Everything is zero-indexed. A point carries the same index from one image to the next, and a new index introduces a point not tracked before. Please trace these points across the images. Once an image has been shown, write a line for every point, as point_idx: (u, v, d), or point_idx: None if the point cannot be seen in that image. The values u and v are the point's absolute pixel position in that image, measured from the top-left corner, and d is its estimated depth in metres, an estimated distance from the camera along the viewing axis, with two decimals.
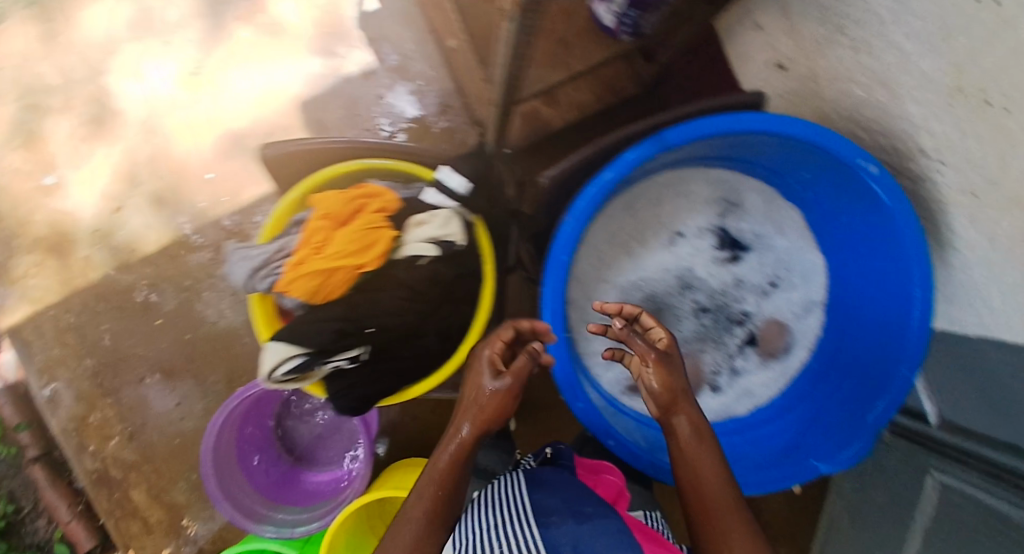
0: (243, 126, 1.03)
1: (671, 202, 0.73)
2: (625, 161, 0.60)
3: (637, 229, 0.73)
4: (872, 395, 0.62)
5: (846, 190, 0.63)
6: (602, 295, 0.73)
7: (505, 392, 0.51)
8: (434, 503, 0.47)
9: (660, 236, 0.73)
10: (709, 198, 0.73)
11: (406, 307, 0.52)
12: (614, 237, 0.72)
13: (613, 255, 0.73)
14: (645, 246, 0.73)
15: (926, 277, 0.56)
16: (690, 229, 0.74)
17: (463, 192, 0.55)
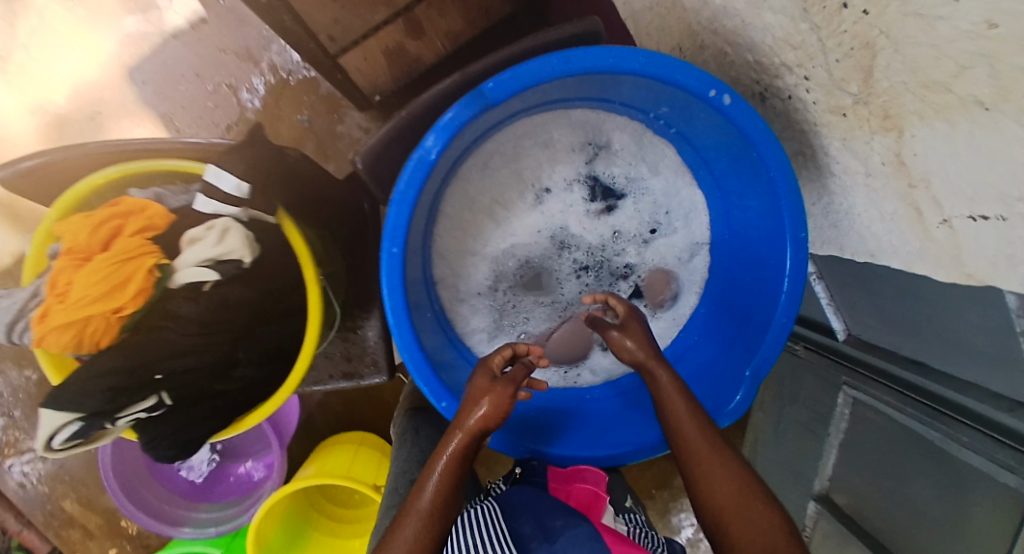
0: (63, 109, 0.89)
1: (532, 158, 0.65)
2: (445, 125, 0.50)
3: (499, 194, 0.65)
4: (751, 343, 0.59)
5: (715, 124, 0.55)
6: (471, 270, 0.67)
7: (507, 395, 0.52)
8: (434, 501, 0.48)
9: (527, 196, 0.66)
10: (574, 146, 0.66)
11: (202, 341, 0.44)
12: (473, 206, 0.64)
13: (477, 224, 0.65)
14: (510, 209, 0.66)
15: (797, 213, 0.53)
16: (560, 183, 0.67)
17: (242, 195, 0.45)
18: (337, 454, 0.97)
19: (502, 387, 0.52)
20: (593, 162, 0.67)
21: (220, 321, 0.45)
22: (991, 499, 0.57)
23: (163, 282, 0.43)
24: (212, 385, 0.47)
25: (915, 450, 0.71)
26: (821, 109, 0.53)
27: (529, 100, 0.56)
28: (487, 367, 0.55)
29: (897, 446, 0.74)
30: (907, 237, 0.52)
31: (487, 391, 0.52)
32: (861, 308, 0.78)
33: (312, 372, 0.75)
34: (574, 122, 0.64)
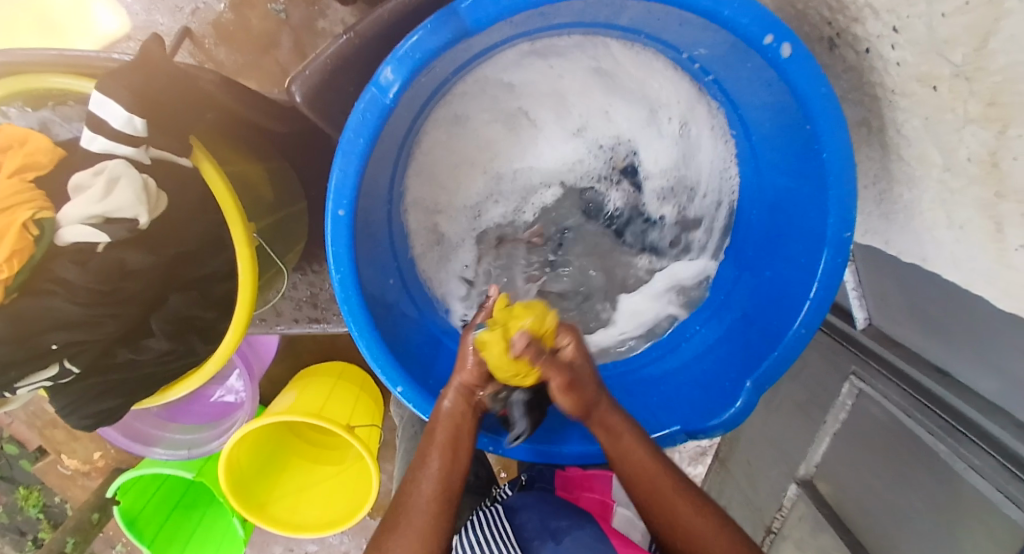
0: None
1: (578, 84, 0.55)
2: (408, 56, 0.37)
3: (539, 109, 0.57)
4: (762, 349, 0.50)
5: (772, 86, 0.42)
6: (469, 187, 0.59)
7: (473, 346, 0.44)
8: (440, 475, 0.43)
9: (566, 128, 0.59)
10: (643, 111, 0.56)
11: (103, 309, 0.38)
12: (501, 114, 0.56)
13: (495, 136, 0.58)
14: (545, 136, 0.60)
15: (844, 210, 0.42)
16: (612, 137, 0.60)
17: (132, 131, 0.35)
18: (315, 387, 0.96)
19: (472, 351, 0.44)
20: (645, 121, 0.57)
21: (127, 284, 0.38)
22: (987, 526, 0.51)
23: (47, 240, 0.36)
24: (124, 352, 0.41)
25: (915, 456, 0.64)
26: (905, 71, 0.41)
27: (530, 22, 0.43)
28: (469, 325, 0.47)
29: (893, 447, 0.67)
30: (973, 252, 0.41)
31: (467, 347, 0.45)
32: (892, 298, 0.69)
33: (275, 314, 0.70)
34: (657, 88, 0.53)
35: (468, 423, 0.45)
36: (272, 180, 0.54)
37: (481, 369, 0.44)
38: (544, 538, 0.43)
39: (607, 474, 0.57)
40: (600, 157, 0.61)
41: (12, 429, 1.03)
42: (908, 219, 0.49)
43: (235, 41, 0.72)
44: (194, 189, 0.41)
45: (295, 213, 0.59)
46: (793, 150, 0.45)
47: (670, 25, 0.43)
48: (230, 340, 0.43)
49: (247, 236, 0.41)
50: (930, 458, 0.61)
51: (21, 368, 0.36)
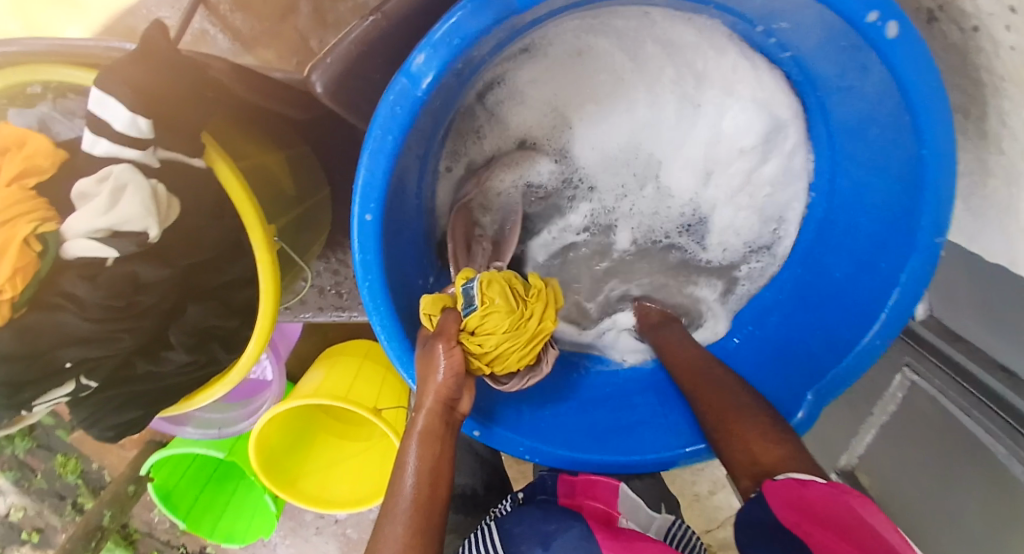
0: None
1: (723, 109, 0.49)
2: (443, 45, 0.32)
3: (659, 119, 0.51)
4: (825, 360, 0.46)
5: (865, 72, 0.36)
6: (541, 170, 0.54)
7: (451, 338, 0.41)
8: (416, 499, 0.39)
9: (684, 148, 0.53)
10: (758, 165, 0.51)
11: (118, 325, 0.35)
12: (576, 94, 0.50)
13: (590, 131, 0.52)
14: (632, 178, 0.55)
15: (939, 214, 0.37)
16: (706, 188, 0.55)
17: (143, 133, 0.32)
18: (341, 366, 0.95)
19: (466, 344, 0.41)
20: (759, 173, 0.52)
21: (142, 298, 0.35)
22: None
23: (53, 254, 0.33)
24: (143, 365, 0.39)
25: (968, 460, 0.60)
26: (1014, 59, 0.35)
27: None
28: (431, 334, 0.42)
29: (942, 446, 0.65)
30: None
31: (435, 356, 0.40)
32: (964, 296, 0.63)
33: (300, 303, 0.67)
34: (763, 153, 0.50)
35: (445, 448, 0.41)
36: (293, 170, 0.50)
37: (453, 378, 0.40)
38: (534, 542, 0.44)
39: (615, 481, 0.51)
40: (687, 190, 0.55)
41: None
42: (1003, 224, 0.43)
43: (251, 6, 0.66)
44: (210, 190, 0.38)
45: (318, 202, 0.55)
46: (891, 160, 0.40)
47: (767, 9, 0.38)
48: (254, 352, 0.40)
49: (267, 241, 0.38)
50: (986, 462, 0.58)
51: (36, 387, 0.34)
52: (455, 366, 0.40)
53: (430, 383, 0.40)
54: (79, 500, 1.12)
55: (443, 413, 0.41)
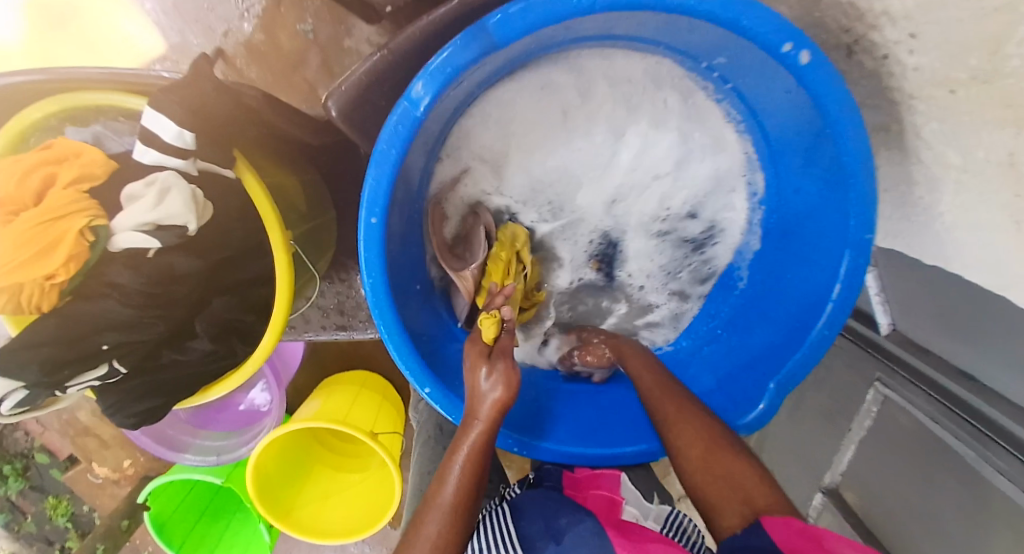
0: None
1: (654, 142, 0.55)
2: (438, 70, 0.39)
3: (589, 152, 0.56)
4: (782, 353, 0.52)
5: (791, 94, 0.43)
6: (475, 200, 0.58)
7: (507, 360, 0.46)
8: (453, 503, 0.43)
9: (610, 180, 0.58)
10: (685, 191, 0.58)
11: (152, 311, 0.40)
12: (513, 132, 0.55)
13: (521, 163, 0.57)
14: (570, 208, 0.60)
15: (865, 212, 0.43)
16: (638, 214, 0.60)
17: (184, 144, 0.37)
18: (340, 393, 0.98)
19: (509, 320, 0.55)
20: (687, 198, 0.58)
21: (175, 288, 0.40)
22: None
23: (101, 245, 0.38)
24: (168, 353, 0.43)
25: (944, 466, 0.63)
26: (925, 77, 0.42)
27: (549, 36, 0.45)
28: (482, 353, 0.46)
29: (924, 454, 0.67)
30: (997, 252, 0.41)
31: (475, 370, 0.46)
32: (918, 306, 0.68)
33: (304, 321, 0.72)
34: (680, 172, 0.57)
35: (487, 459, 0.45)
36: (305, 191, 0.56)
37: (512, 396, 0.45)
38: (547, 539, 0.43)
39: (615, 472, 0.57)
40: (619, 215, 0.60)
41: (46, 439, 1.04)
42: (931, 224, 0.49)
43: (266, 60, 0.75)
44: (236, 197, 0.43)
45: (325, 223, 0.61)
46: (822, 172, 0.46)
47: (702, 42, 0.45)
48: (267, 344, 0.45)
49: (283, 240, 0.42)
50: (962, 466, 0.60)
51: (74, 366, 0.39)
52: (513, 386, 0.45)
53: (484, 398, 0.45)
54: (67, 543, 1.12)
55: (491, 427, 0.45)
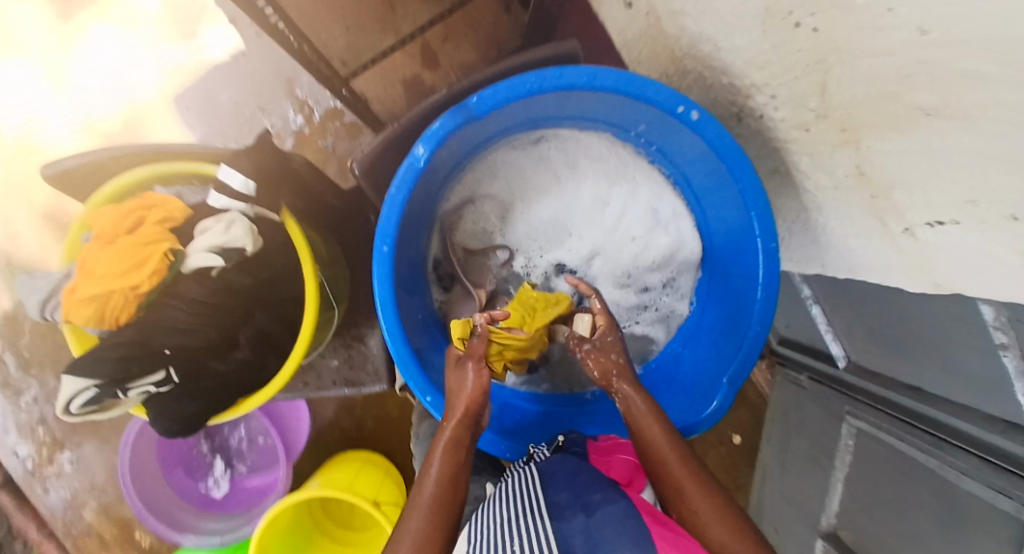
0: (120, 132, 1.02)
1: (600, 198, 0.70)
2: (433, 133, 0.54)
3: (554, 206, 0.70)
4: (729, 354, 0.61)
5: (694, 144, 0.58)
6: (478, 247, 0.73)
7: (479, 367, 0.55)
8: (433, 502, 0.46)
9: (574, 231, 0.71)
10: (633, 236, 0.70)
11: (207, 320, 0.50)
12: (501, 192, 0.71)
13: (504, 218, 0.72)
14: (555, 251, 0.72)
15: (767, 225, 0.55)
16: (599, 260, 0.72)
17: (247, 191, 0.50)
18: (341, 471, 0.98)
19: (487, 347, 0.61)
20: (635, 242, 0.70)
21: (225, 301, 0.51)
22: (996, 534, 0.58)
23: (177, 265, 0.48)
24: (213, 363, 0.52)
25: (919, 481, 0.70)
26: (787, 127, 0.56)
27: (512, 115, 0.61)
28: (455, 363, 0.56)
29: (899, 472, 0.74)
30: (892, 238, 0.51)
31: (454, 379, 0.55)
32: (857, 332, 0.78)
33: (317, 379, 0.77)
34: (652, 235, 0.70)
35: (466, 462, 0.51)
36: (329, 248, 0.68)
37: (478, 388, 0.54)
38: (575, 508, 0.43)
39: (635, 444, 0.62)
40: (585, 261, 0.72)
41: (44, 545, 1.03)
42: (835, 237, 0.60)
43: None
44: (278, 234, 0.55)
45: (342, 278, 0.72)
46: (729, 200, 0.60)
47: (622, 113, 0.61)
48: (293, 361, 0.53)
49: (314, 269, 0.54)
50: (933, 477, 0.67)
51: (140, 363, 0.47)
52: (482, 385, 0.54)
53: (459, 399, 0.53)
54: None
55: (467, 426, 0.52)
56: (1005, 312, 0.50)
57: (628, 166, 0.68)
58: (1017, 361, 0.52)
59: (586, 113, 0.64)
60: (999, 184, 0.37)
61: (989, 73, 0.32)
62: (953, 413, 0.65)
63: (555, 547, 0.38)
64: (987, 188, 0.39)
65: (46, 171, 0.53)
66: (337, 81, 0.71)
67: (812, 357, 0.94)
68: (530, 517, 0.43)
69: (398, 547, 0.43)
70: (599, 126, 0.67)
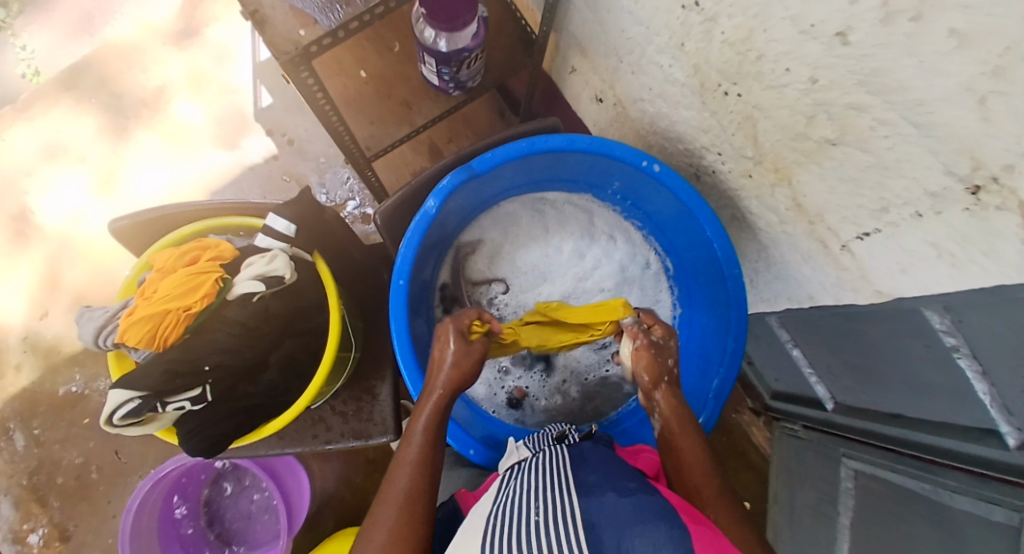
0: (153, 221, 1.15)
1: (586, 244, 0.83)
2: (443, 188, 0.67)
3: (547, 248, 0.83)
4: (715, 364, 0.72)
5: (658, 193, 0.72)
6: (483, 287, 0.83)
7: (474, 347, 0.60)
8: (422, 450, 0.51)
9: (567, 270, 0.82)
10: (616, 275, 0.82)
11: (246, 340, 0.57)
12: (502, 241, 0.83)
13: (507, 261, 0.84)
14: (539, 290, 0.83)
15: (729, 253, 0.67)
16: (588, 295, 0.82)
17: (289, 232, 0.62)
18: (342, 542, 0.95)
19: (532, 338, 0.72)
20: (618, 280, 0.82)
21: (264, 324, 0.58)
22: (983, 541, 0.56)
23: (225, 293, 0.56)
24: (244, 386, 0.58)
25: (919, 511, 0.68)
26: (735, 176, 0.70)
27: (508, 175, 0.74)
28: (443, 336, 0.60)
29: (896, 504, 0.73)
30: (838, 256, 0.61)
31: (446, 343, 0.59)
32: (836, 370, 0.83)
33: (325, 430, 0.78)
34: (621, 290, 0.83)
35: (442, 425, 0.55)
36: (349, 297, 0.77)
37: (460, 357, 0.58)
38: (604, 488, 0.46)
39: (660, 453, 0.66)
40: (577, 296, 0.82)
41: None
42: (801, 266, 0.70)
43: None
44: (310, 274, 0.65)
45: (359, 326, 0.79)
46: (691, 236, 0.73)
47: (596, 170, 0.75)
48: (315, 385, 0.60)
49: (337, 304, 0.62)
50: (928, 506, 0.66)
51: (183, 378, 0.53)
52: (464, 356, 0.58)
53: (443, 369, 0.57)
54: None
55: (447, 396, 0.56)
56: (947, 316, 0.51)
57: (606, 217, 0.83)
58: (971, 364, 0.54)
59: (568, 175, 0.78)
60: (897, 191, 0.48)
61: (867, 101, 0.45)
62: (933, 432, 0.67)
63: (583, 517, 0.41)
64: (892, 197, 0.49)
65: (118, 222, 0.63)
66: (362, 161, 0.86)
67: (799, 404, 0.99)
68: (566, 497, 0.45)
69: (386, 502, 0.47)
70: (581, 188, 0.82)
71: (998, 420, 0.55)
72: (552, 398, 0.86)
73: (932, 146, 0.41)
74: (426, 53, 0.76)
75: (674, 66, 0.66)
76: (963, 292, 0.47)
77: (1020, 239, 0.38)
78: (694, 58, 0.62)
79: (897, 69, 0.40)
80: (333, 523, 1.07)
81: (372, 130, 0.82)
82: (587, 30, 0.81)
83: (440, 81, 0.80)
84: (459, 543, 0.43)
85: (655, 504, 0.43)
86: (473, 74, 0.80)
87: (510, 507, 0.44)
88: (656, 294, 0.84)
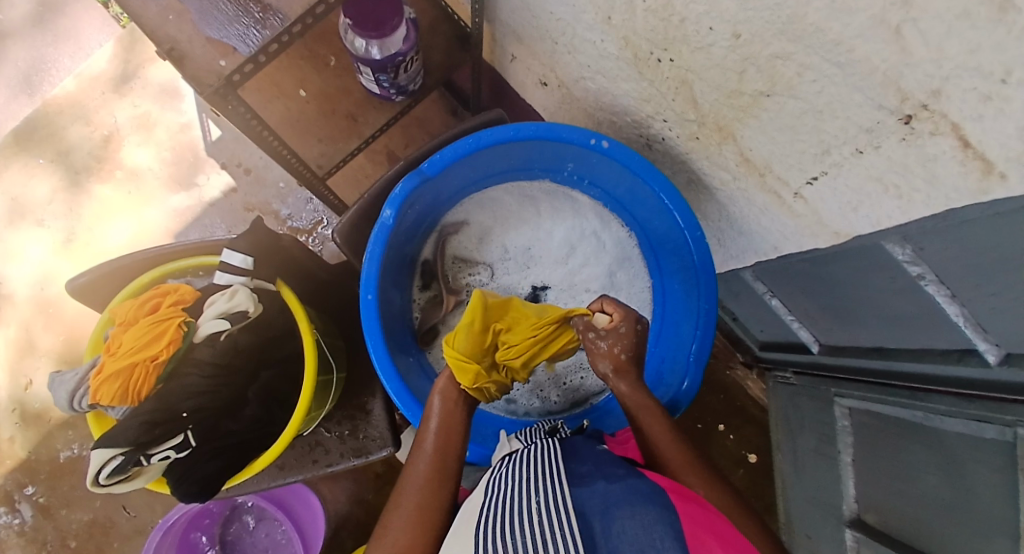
0: None
1: (554, 228, 0.84)
2: (397, 197, 0.67)
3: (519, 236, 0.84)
4: (693, 326, 0.74)
5: (612, 167, 0.72)
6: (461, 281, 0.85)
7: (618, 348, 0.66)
8: (436, 438, 0.57)
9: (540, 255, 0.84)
10: (588, 254, 0.83)
11: (219, 379, 0.57)
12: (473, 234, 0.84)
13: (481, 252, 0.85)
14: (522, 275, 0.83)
15: (689, 217, 0.68)
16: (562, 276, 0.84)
17: (247, 265, 0.61)
18: None
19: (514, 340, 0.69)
20: (590, 259, 0.83)
21: (235, 360, 0.58)
22: (984, 462, 0.56)
23: (190, 335, 0.56)
24: (226, 423, 0.58)
25: (916, 439, 0.69)
26: (683, 140, 0.71)
27: (462, 171, 0.74)
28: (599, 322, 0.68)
29: (893, 435, 0.74)
30: (794, 205, 0.62)
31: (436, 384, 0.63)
32: (814, 313, 0.84)
33: (325, 453, 0.78)
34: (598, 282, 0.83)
35: (457, 419, 0.60)
36: (322, 319, 0.77)
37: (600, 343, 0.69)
38: (595, 475, 0.46)
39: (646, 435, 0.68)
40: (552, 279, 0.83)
41: None
42: (762, 219, 0.70)
43: None
44: (275, 302, 0.64)
45: (338, 345, 0.79)
46: (651, 204, 0.73)
47: (550, 154, 0.75)
48: (300, 412, 0.59)
49: (309, 328, 0.62)
50: (924, 432, 0.67)
51: (162, 426, 0.53)
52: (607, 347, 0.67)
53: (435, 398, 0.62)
54: None
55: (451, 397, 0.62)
56: (908, 247, 0.53)
57: (570, 199, 0.83)
58: (939, 288, 0.55)
59: (523, 163, 0.78)
60: (834, 132, 0.48)
61: (789, 49, 0.45)
62: (917, 360, 0.67)
63: (570, 501, 0.41)
64: (831, 138, 0.49)
65: (74, 281, 0.62)
66: (316, 181, 0.85)
67: (787, 351, 1.00)
68: (557, 481, 0.44)
69: (406, 489, 0.52)
70: (540, 175, 0.82)
71: (975, 339, 0.56)
72: (530, 399, 0.88)
73: (858, 84, 0.42)
74: (361, 63, 0.75)
75: (606, 41, 0.66)
76: (913, 221, 0.47)
77: (956, 159, 0.38)
78: (622, 31, 0.62)
79: (809, 12, 0.40)
80: (352, 542, 1.08)
81: (322, 148, 0.80)
82: (518, 15, 0.80)
83: (381, 88, 0.80)
84: (457, 537, 0.44)
85: (639, 486, 0.43)
86: (411, 77, 0.79)
87: (501, 496, 0.45)
88: (631, 267, 0.84)
